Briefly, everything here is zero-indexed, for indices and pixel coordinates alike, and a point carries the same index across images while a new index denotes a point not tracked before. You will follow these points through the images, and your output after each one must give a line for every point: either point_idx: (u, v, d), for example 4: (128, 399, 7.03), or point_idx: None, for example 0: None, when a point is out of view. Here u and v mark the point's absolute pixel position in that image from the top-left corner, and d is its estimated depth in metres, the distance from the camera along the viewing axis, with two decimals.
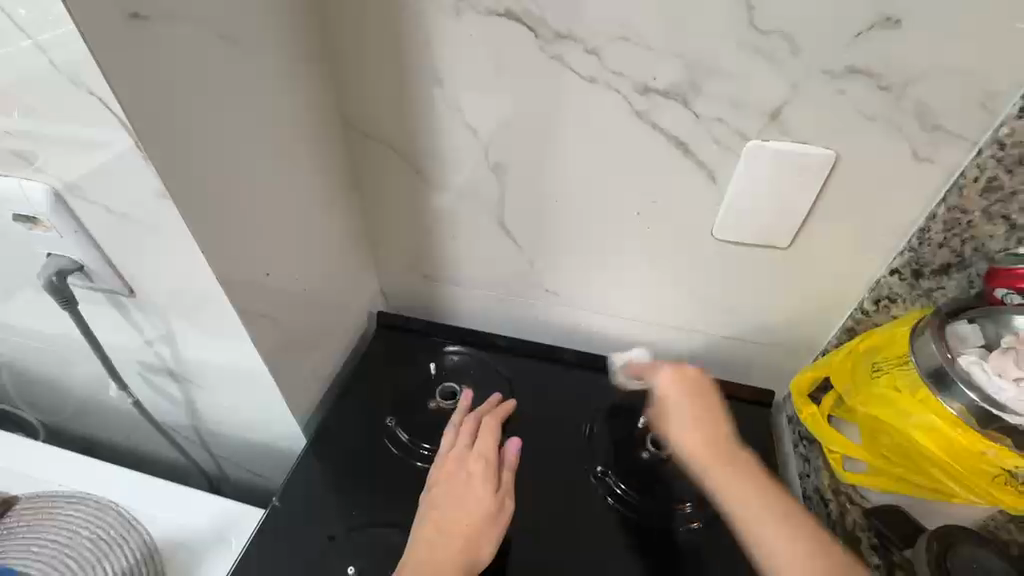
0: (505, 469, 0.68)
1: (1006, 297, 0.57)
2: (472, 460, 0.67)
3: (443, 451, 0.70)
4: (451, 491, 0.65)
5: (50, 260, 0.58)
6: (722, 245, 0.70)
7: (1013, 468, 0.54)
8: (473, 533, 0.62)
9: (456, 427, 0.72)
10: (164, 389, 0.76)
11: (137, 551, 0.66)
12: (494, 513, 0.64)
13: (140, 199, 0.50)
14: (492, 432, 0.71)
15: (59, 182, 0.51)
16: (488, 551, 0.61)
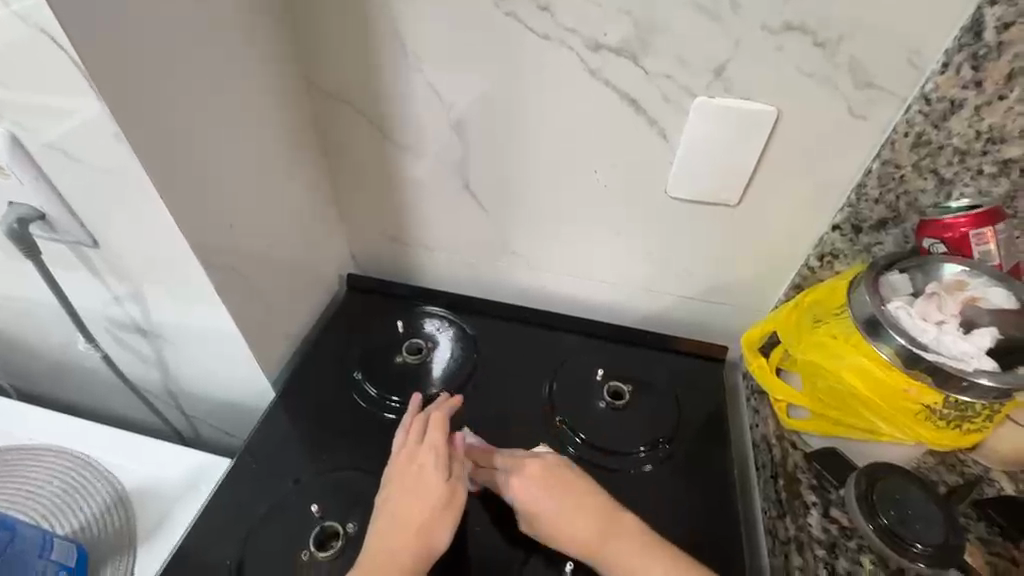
0: (456, 461, 0.67)
1: (933, 247, 0.61)
2: (421, 454, 0.66)
3: (395, 445, 0.68)
4: (402, 487, 0.64)
5: (11, 209, 0.60)
6: (674, 203, 0.73)
7: (931, 404, 0.58)
8: (424, 526, 0.62)
9: (406, 422, 0.70)
10: (134, 347, 0.79)
11: (107, 499, 0.69)
12: (446, 506, 0.63)
13: (98, 141, 0.51)
14: (440, 426, 0.68)
15: (17, 126, 0.52)
16: (442, 541, 0.62)
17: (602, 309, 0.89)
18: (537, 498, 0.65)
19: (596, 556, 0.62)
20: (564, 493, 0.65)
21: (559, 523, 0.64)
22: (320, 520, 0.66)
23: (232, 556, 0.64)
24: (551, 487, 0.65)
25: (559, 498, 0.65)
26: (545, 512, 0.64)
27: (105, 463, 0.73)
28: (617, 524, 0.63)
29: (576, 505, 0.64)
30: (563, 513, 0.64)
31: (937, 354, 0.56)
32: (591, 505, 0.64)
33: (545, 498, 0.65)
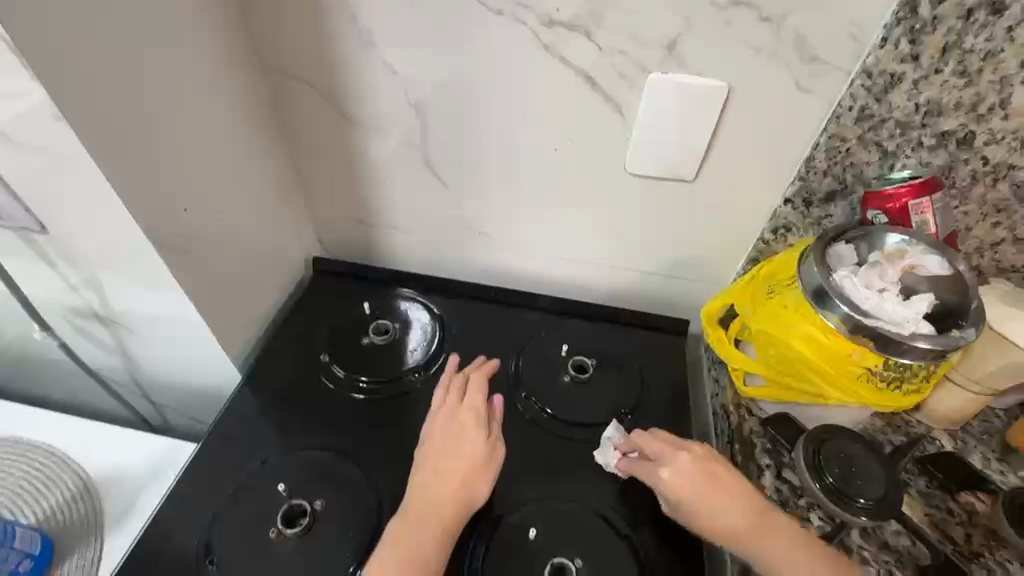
0: (494, 420, 0.70)
1: (875, 218, 0.63)
2: (464, 411, 0.69)
3: (435, 405, 0.71)
4: (444, 442, 0.67)
5: None
6: (633, 179, 0.74)
7: (873, 366, 0.61)
8: (466, 479, 0.64)
9: (445, 383, 0.73)
10: (94, 334, 0.77)
11: (72, 485, 0.69)
12: (488, 458, 0.66)
13: (37, 122, 0.49)
14: (479, 387, 0.72)
15: None
16: (485, 491, 0.65)
17: (569, 285, 0.90)
18: (677, 486, 0.63)
19: (750, 550, 0.59)
20: (711, 487, 0.62)
21: (703, 515, 0.61)
22: (286, 498, 0.67)
23: (199, 538, 0.65)
24: (706, 480, 0.62)
25: (716, 498, 0.61)
26: (688, 505, 0.62)
27: (68, 453, 0.72)
28: (763, 519, 0.59)
29: (738, 497, 0.61)
30: (740, 513, 0.60)
31: (880, 320, 0.59)
32: (737, 493, 0.61)
33: (698, 490, 0.62)
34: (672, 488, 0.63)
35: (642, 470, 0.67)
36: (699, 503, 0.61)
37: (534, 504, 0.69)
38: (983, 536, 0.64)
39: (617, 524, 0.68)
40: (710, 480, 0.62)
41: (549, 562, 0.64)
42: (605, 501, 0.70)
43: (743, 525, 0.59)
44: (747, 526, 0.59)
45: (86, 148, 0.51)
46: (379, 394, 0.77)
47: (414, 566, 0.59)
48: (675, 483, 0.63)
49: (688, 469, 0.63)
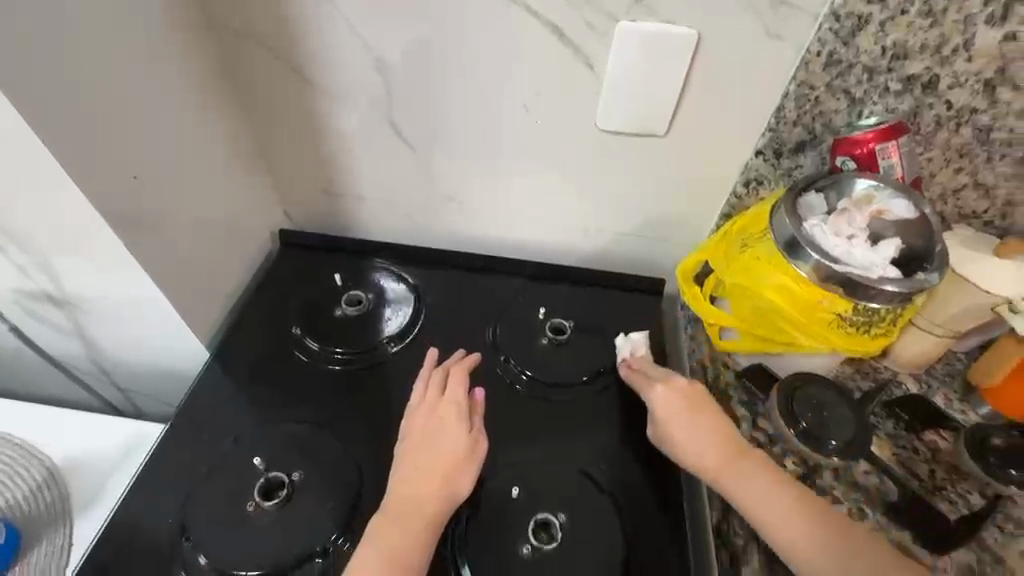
0: (476, 413, 0.69)
1: (844, 165, 0.63)
2: (444, 406, 0.68)
3: (414, 399, 0.69)
4: (425, 436, 0.66)
5: None
6: (605, 136, 0.73)
7: (842, 312, 0.62)
8: (448, 475, 0.63)
9: (424, 378, 0.71)
10: (50, 319, 0.74)
11: (35, 474, 0.66)
12: (470, 453, 0.65)
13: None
14: (458, 380, 0.70)
15: None
16: (466, 487, 0.63)
17: (544, 250, 0.89)
18: (668, 411, 0.66)
19: (720, 482, 0.61)
20: (696, 419, 0.65)
21: (682, 446, 0.64)
22: (263, 473, 0.65)
23: (174, 517, 0.63)
24: (691, 410, 0.65)
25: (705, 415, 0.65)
26: (672, 433, 0.65)
27: (24, 443, 0.69)
28: (738, 460, 0.61)
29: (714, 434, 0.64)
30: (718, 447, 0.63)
31: (851, 269, 0.60)
32: (717, 433, 0.63)
33: (684, 420, 0.65)
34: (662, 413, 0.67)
35: (646, 389, 0.70)
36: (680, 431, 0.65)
37: (512, 467, 0.69)
38: (945, 473, 0.67)
39: (599, 481, 0.69)
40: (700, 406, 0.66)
41: (533, 518, 0.65)
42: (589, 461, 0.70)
43: (712, 459, 0.62)
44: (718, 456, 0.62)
45: (18, 107, 0.47)
46: (355, 365, 0.76)
47: (398, 565, 0.57)
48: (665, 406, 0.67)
49: (679, 400, 0.66)
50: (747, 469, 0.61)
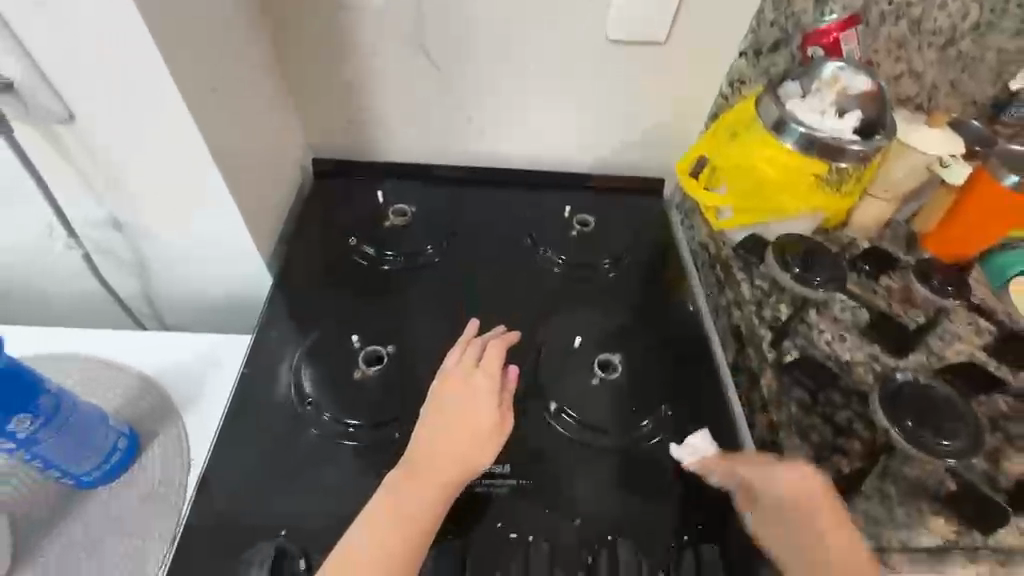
0: (508, 391, 0.65)
1: (814, 54, 0.78)
2: (478, 376, 0.64)
3: (449, 362, 0.66)
4: (455, 399, 0.62)
5: None
6: (614, 45, 0.83)
7: (819, 174, 0.77)
8: (471, 445, 0.59)
9: (462, 344, 0.68)
10: (112, 249, 0.77)
11: (130, 386, 0.70)
12: (497, 427, 0.61)
13: None
14: (497, 354, 0.66)
15: None
16: (486, 462, 0.60)
17: (557, 164, 0.99)
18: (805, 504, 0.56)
19: None
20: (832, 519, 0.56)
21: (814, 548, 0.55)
22: (361, 347, 0.74)
23: (292, 388, 0.71)
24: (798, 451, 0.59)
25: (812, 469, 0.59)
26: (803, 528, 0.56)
27: (116, 360, 0.73)
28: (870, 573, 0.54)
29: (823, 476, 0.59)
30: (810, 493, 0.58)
31: (825, 135, 0.74)
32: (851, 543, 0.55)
33: (817, 517, 0.56)
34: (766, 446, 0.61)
35: (769, 479, 0.58)
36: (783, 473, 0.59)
37: (573, 326, 0.79)
38: (898, 303, 0.83)
39: (645, 333, 0.80)
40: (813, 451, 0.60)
41: (597, 358, 0.74)
42: (630, 324, 0.81)
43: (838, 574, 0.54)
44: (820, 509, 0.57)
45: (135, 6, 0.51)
46: (409, 266, 0.84)
47: (408, 524, 0.55)
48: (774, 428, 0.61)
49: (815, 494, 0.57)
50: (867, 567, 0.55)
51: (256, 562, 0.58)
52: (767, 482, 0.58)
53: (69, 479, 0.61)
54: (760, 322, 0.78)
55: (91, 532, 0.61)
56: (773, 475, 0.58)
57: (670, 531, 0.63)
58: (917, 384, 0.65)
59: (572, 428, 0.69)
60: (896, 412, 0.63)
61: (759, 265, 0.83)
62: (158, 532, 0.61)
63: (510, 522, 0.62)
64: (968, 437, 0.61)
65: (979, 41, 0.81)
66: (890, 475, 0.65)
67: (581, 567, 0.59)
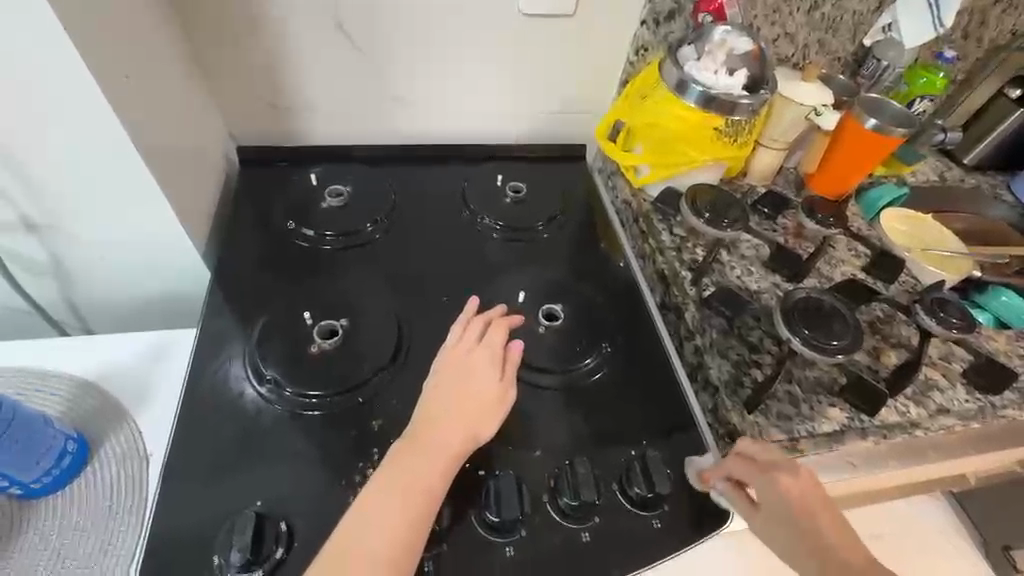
0: (510, 364, 0.68)
1: (704, 20, 0.87)
2: (481, 349, 0.68)
3: (449, 342, 0.70)
4: (457, 374, 0.66)
5: None
6: (525, 20, 0.88)
7: (718, 127, 0.87)
8: (477, 416, 0.63)
9: (465, 320, 0.72)
10: (22, 254, 0.72)
11: (70, 390, 0.68)
12: (499, 399, 0.65)
13: None
14: (500, 331, 0.70)
15: None
16: (488, 433, 0.63)
17: (486, 136, 1.04)
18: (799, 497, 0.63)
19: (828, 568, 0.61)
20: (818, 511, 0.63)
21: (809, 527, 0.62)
22: (313, 324, 0.73)
23: (247, 371, 0.70)
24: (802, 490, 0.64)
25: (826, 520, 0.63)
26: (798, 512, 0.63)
27: (50, 369, 0.70)
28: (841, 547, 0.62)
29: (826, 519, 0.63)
30: (820, 550, 0.62)
31: (719, 91, 0.84)
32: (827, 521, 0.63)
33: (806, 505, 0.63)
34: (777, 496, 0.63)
35: (765, 476, 0.64)
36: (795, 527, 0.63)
37: (517, 283, 0.84)
38: (791, 237, 0.96)
39: (581, 283, 0.87)
40: (822, 502, 0.63)
41: (541, 309, 0.81)
42: (568, 279, 0.87)
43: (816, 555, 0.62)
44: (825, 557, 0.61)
45: None
46: (348, 244, 0.85)
47: (415, 489, 0.57)
48: (787, 489, 0.63)
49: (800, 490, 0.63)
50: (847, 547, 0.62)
51: (237, 528, 0.57)
52: (763, 481, 0.64)
53: (16, 489, 0.59)
54: (681, 265, 0.86)
55: (48, 537, 0.58)
56: (771, 473, 0.64)
57: (620, 448, 0.71)
58: (808, 297, 0.76)
59: (527, 373, 0.75)
60: (793, 323, 0.73)
61: (675, 215, 0.91)
62: (122, 527, 0.59)
63: (478, 462, 0.67)
64: (850, 335, 0.73)
65: (836, 6, 0.95)
66: (796, 377, 0.77)
67: (546, 491, 0.66)
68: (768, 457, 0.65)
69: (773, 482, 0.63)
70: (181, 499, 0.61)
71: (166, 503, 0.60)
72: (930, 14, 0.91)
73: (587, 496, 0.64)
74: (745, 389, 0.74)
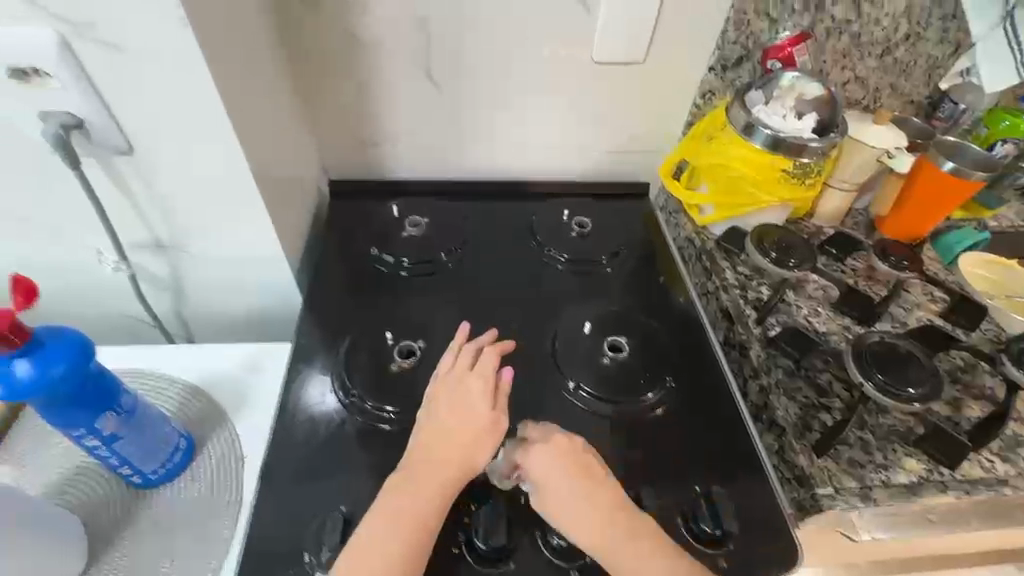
0: (501, 392, 0.70)
1: (773, 67, 0.91)
2: (472, 378, 0.70)
3: (443, 370, 0.72)
4: (449, 402, 0.68)
5: (47, 119, 0.61)
6: (598, 66, 0.94)
7: (787, 169, 0.88)
8: (469, 446, 0.65)
9: (458, 350, 0.74)
10: (149, 270, 0.82)
11: (181, 394, 0.76)
12: (491, 428, 0.66)
13: (166, 36, 0.56)
14: (491, 358, 0.72)
15: (67, 25, 0.55)
16: (483, 463, 0.65)
17: (551, 172, 1.09)
18: (555, 466, 0.64)
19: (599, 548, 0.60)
20: (579, 481, 0.63)
21: (561, 504, 0.62)
22: (394, 343, 0.80)
23: (334, 386, 0.76)
24: (571, 468, 0.64)
25: (578, 488, 0.63)
26: (557, 483, 0.63)
27: (167, 373, 0.78)
28: (612, 524, 0.61)
29: (598, 500, 0.62)
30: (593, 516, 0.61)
31: (788, 134, 0.85)
32: (591, 499, 0.62)
33: (557, 475, 0.63)
34: (539, 474, 0.64)
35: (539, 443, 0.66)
36: (552, 497, 0.62)
37: (583, 313, 0.88)
38: (862, 280, 0.94)
39: (645, 317, 0.89)
40: (580, 477, 0.63)
41: (606, 341, 0.83)
42: (632, 312, 0.89)
43: (587, 530, 0.61)
44: (589, 529, 0.61)
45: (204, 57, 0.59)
46: (424, 271, 0.92)
47: (410, 524, 0.59)
48: (555, 451, 0.65)
49: (559, 460, 0.64)
50: (611, 522, 0.61)
51: (329, 527, 0.62)
52: (529, 454, 0.65)
53: (136, 477, 0.65)
54: (745, 303, 0.86)
55: (157, 525, 0.65)
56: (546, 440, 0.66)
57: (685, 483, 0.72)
58: (882, 341, 0.75)
59: (590, 402, 0.77)
60: (865, 367, 0.72)
61: (740, 253, 0.92)
62: (221, 520, 0.65)
63: None
64: (929, 382, 0.71)
65: (910, 50, 0.95)
66: (868, 424, 0.75)
67: None
68: (548, 434, 0.67)
69: (542, 447, 0.65)
70: (274, 501, 0.66)
71: (260, 503, 0.66)
72: (1006, 37, 0.88)
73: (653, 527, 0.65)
74: (814, 432, 0.74)
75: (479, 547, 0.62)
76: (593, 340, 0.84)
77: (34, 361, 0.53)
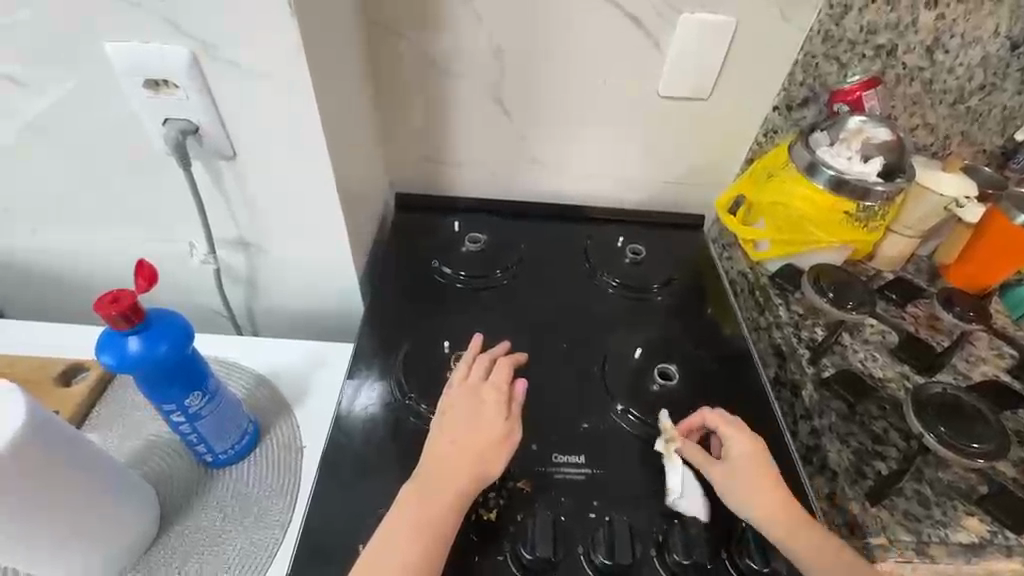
0: (516, 403, 0.72)
1: (840, 109, 0.92)
2: (486, 388, 0.72)
3: (456, 378, 0.74)
4: (461, 413, 0.70)
5: (169, 125, 0.69)
6: (663, 100, 0.97)
7: (848, 211, 0.88)
8: (485, 453, 0.67)
9: (470, 361, 0.76)
10: (229, 265, 0.88)
11: (247, 380, 0.81)
12: (507, 435, 0.69)
13: (281, 58, 0.63)
14: (504, 369, 0.74)
15: (200, 46, 0.62)
16: (501, 469, 0.67)
17: (608, 199, 1.11)
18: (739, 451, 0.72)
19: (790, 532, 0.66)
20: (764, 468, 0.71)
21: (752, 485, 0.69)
22: (451, 353, 0.84)
23: (391, 388, 0.80)
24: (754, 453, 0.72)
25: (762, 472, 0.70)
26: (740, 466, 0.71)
27: (236, 361, 0.84)
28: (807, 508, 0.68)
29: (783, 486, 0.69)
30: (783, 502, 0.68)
31: (853, 176, 0.86)
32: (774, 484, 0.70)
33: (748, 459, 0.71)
34: (734, 452, 0.72)
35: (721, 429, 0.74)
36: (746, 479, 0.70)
37: (633, 339, 0.89)
38: (923, 327, 0.91)
39: (695, 347, 0.90)
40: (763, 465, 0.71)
41: (655, 368, 0.84)
42: (681, 342, 0.90)
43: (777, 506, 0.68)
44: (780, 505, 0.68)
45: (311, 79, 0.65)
46: (480, 285, 0.95)
47: (429, 526, 0.61)
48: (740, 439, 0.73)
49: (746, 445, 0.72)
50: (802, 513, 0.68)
51: None
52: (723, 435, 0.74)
53: (209, 456, 0.70)
54: (799, 342, 0.85)
55: (220, 501, 0.69)
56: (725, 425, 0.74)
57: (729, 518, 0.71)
58: (945, 393, 0.73)
59: (637, 427, 0.78)
60: (927, 418, 0.70)
61: (795, 291, 0.92)
62: (278, 503, 0.69)
63: (587, 505, 0.70)
64: (996, 440, 0.69)
65: (984, 100, 0.94)
66: (926, 477, 0.73)
67: (653, 544, 0.67)
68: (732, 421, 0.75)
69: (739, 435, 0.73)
70: (329, 492, 0.70)
71: (318, 493, 0.70)
72: None
73: (697, 557, 0.65)
74: (867, 480, 0.72)
75: (524, 556, 0.63)
76: (643, 366, 0.85)
77: (143, 339, 0.59)
